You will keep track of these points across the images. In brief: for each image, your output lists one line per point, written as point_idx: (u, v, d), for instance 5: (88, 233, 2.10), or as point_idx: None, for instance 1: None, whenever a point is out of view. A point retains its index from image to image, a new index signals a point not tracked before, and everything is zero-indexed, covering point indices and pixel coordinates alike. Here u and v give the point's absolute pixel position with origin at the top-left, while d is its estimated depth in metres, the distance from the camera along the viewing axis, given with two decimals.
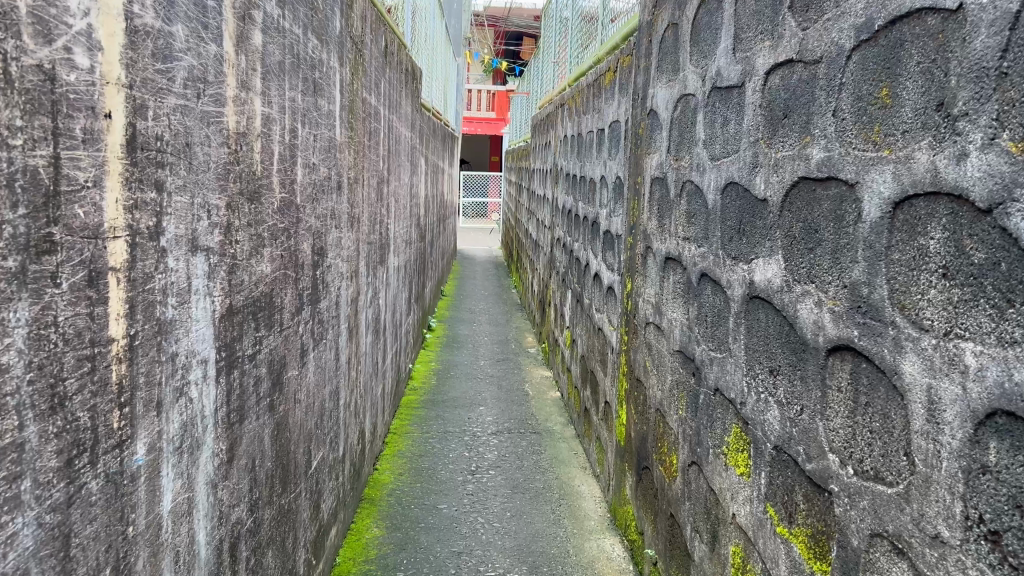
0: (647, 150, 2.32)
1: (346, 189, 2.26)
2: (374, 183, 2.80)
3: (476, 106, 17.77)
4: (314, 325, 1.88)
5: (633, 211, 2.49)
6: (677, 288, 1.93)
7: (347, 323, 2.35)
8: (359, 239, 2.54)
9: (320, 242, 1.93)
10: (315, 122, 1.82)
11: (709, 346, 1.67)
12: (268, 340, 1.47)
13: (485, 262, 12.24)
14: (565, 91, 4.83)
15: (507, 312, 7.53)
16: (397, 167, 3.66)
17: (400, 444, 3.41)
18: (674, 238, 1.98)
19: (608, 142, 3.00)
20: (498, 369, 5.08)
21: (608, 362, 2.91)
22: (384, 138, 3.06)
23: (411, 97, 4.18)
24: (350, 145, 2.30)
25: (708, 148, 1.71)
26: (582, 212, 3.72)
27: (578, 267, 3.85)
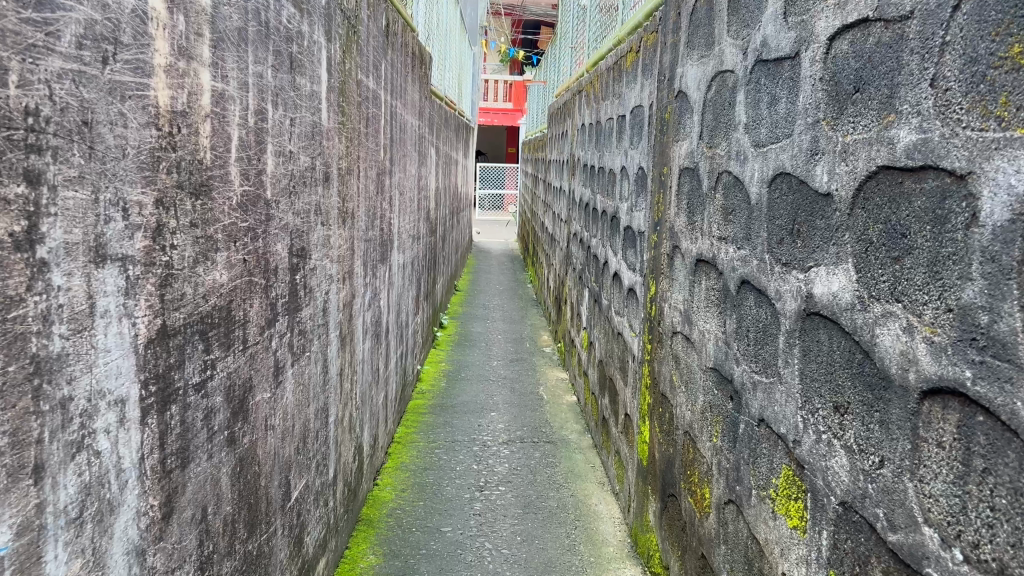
0: (674, 137, 2.06)
1: (337, 181, 2.03)
2: (373, 175, 2.56)
3: (493, 96, 17.49)
4: (293, 337, 1.65)
5: (658, 206, 2.24)
6: (711, 295, 1.68)
7: (339, 330, 2.12)
8: (354, 235, 2.30)
9: (302, 241, 1.69)
10: (293, 104, 1.58)
11: (751, 368, 1.41)
12: (225, 362, 1.23)
13: (500, 256, 11.98)
14: (583, 78, 4.56)
15: (522, 308, 7.28)
16: (403, 157, 3.42)
17: (403, 455, 3.17)
18: (707, 237, 1.72)
19: (630, 130, 2.74)
20: (511, 370, 4.84)
21: (629, 372, 2.65)
22: (385, 125, 2.81)
23: (419, 82, 3.94)
24: (342, 132, 2.07)
25: (751, 133, 1.46)
26: (601, 206, 3.46)
27: (596, 265, 3.59)
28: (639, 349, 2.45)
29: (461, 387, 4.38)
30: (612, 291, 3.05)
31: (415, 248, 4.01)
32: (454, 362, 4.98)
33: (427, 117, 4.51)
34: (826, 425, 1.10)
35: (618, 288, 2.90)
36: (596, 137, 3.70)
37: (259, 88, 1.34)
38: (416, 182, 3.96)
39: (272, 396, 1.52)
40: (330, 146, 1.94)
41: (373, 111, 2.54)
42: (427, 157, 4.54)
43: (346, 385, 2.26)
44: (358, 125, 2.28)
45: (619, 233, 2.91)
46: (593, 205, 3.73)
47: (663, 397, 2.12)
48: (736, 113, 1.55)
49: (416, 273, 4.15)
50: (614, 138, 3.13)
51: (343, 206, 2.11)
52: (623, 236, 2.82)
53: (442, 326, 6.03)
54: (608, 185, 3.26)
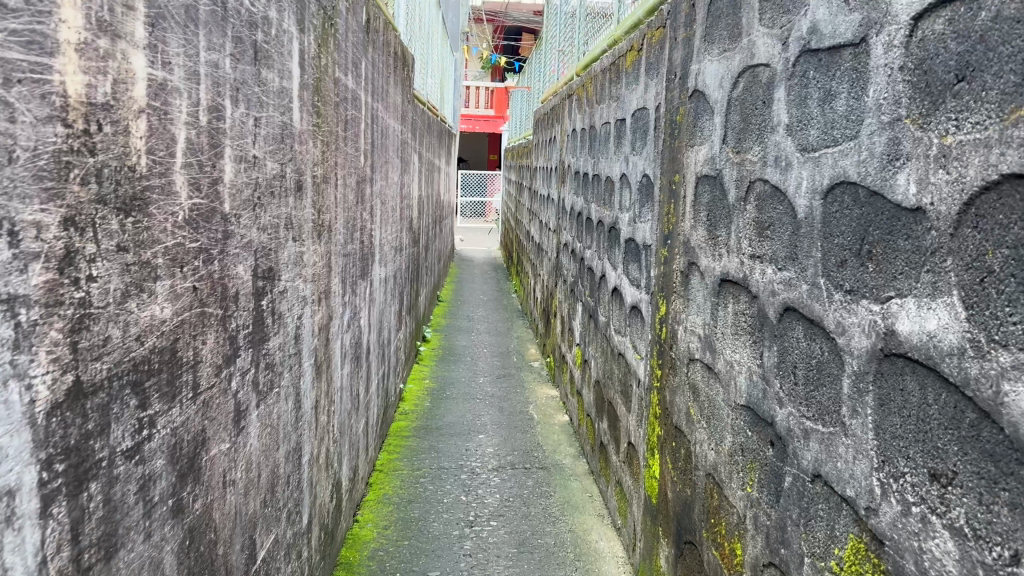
0: (690, 141, 1.85)
1: (312, 190, 1.80)
2: (351, 183, 2.33)
3: (474, 103, 17.27)
4: (259, 372, 1.42)
5: (669, 218, 2.02)
6: (742, 322, 1.47)
7: (314, 358, 1.89)
8: (331, 250, 2.07)
9: (270, 260, 1.46)
10: (257, 102, 1.35)
11: (800, 411, 1.20)
12: (170, 416, 1.00)
13: (485, 265, 11.75)
14: (573, 81, 4.35)
15: (508, 320, 7.05)
16: (385, 164, 3.19)
17: (386, 486, 2.93)
18: (735, 255, 1.51)
19: (633, 134, 2.52)
20: (499, 387, 4.61)
21: (633, 398, 2.43)
22: (365, 129, 2.58)
23: (402, 84, 3.71)
24: (317, 135, 1.84)
25: (796, 135, 1.25)
26: (596, 216, 3.25)
27: (591, 278, 3.38)
28: (646, 374, 2.23)
29: (446, 406, 4.15)
30: (610, 308, 2.83)
31: (397, 260, 3.78)
32: (439, 379, 4.75)
33: (410, 121, 4.28)
34: (918, 496, 0.89)
35: (619, 306, 2.69)
36: (590, 143, 3.48)
37: (215, 81, 1.12)
38: (398, 190, 3.73)
39: (233, 445, 1.29)
40: (304, 151, 1.71)
41: (353, 113, 2.32)
42: (409, 163, 4.31)
43: (323, 417, 2.03)
44: (335, 128, 2.06)
45: (619, 246, 2.69)
46: (587, 215, 3.52)
47: (677, 431, 1.91)
48: (774, 112, 1.34)
49: (398, 286, 3.92)
50: (612, 143, 2.92)
51: (318, 218, 1.89)
52: (624, 249, 2.60)
53: (425, 340, 5.79)
54: (605, 194, 3.05)
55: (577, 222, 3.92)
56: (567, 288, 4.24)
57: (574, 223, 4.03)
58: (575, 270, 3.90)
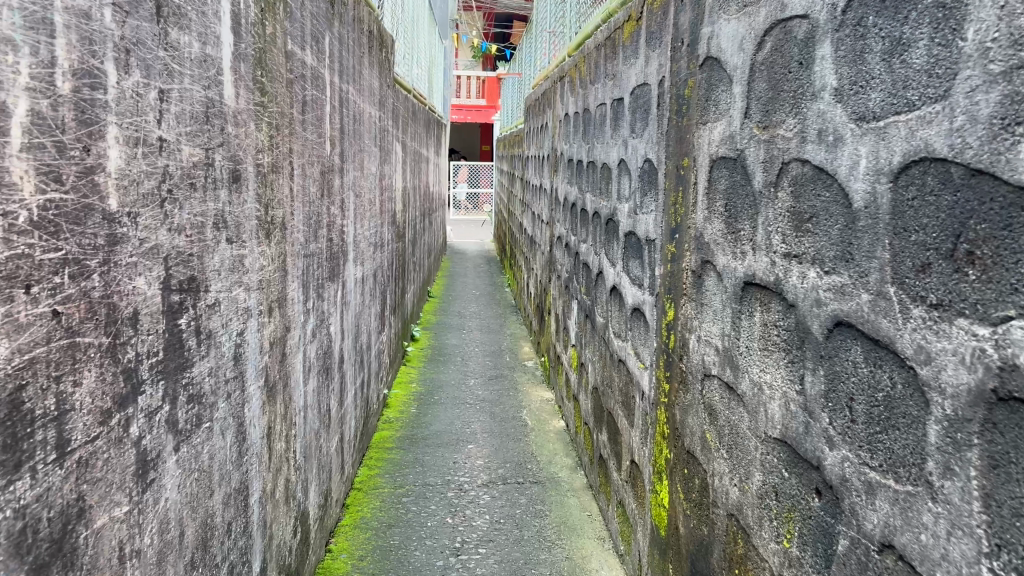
0: (702, 118, 1.58)
1: (256, 181, 1.52)
2: (313, 174, 2.05)
3: (465, 92, 16.95)
4: (178, 407, 1.15)
5: (678, 208, 1.75)
6: (774, 336, 1.20)
7: (265, 378, 1.62)
8: (287, 250, 1.79)
9: (193, 268, 1.19)
10: (167, 71, 1.07)
11: (859, 456, 0.93)
12: (10, 491, 0.73)
13: (478, 258, 11.47)
14: (565, 63, 4.06)
15: (501, 316, 6.77)
16: (359, 153, 2.91)
17: (364, 508, 2.66)
18: (762, 253, 1.25)
19: (633, 115, 2.25)
20: (490, 391, 4.33)
21: (636, 411, 2.16)
22: (332, 113, 2.31)
23: (379, 66, 3.42)
24: (264, 116, 1.57)
25: (850, 100, 0.98)
26: (592, 206, 2.98)
27: (586, 275, 3.10)
28: (652, 386, 1.96)
29: (434, 412, 3.87)
30: (610, 307, 2.56)
31: (377, 257, 3.50)
32: (427, 382, 4.47)
33: (390, 108, 3.99)
34: None
35: (619, 307, 2.41)
36: (584, 128, 3.21)
37: (87, 36, 0.84)
38: (377, 182, 3.45)
39: (138, 505, 1.02)
40: (244, 135, 1.44)
41: (314, 93, 2.04)
42: (391, 153, 4.02)
43: (280, 445, 1.76)
44: (289, 108, 1.78)
45: (619, 240, 2.41)
46: (582, 205, 3.24)
47: (690, 457, 1.64)
48: (817, 75, 1.06)
49: (380, 284, 3.64)
50: (609, 126, 2.65)
51: (267, 214, 1.61)
52: (624, 244, 2.32)
53: (413, 339, 5.51)
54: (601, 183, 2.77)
55: (571, 213, 3.65)
56: (561, 283, 3.96)
57: (568, 215, 3.75)
58: (570, 265, 3.62)
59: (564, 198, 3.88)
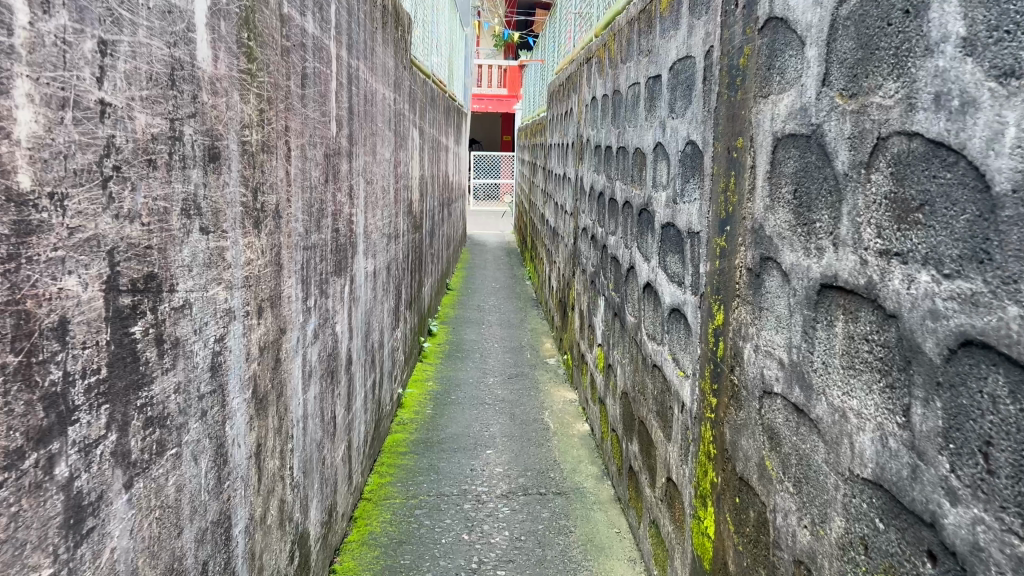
0: (763, 90, 1.35)
1: (242, 161, 1.31)
2: (314, 157, 1.83)
3: (486, 82, 16.71)
4: (131, 435, 0.94)
5: (731, 194, 1.52)
6: (866, 353, 0.97)
7: (253, 389, 1.40)
8: (282, 241, 1.58)
9: (152, 263, 0.98)
10: (112, 18, 0.86)
11: (1001, 522, 0.71)
12: None
13: (498, 250, 11.24)
14: (592, 44, 3.83)
15: (522, 310, 6.55)
16: (371, 137, 2.69)
17: (373, 522, 2.45)
18: (847, 250, 1.02)
19: (673, 93, 2.01)
20: (510, 390, 4.11)
21: (674, 424, 1.93)
22: (338, 90, 2.10)
23: (393, 45, 3.20)
24: (253, 86, 1.35)
25: (987, 52, 0.75)
26: (622, 196, 2.75)
27: (615, 269, 2.87)
28: (695, 399, 1.73)
29: (450, 413, 3.66)
30: (644, 306, 2.32)
31: (391, 250, 3.29)
32: (443, 380, 4.26)
33: (407, 91, 3.77)
34: None
35: (653, 307, 2.18)
36: (614, 111, 2.97)
37: None
38: (392, 168, 3.23)
39: (68, 563, 0.80)
40: (225, 107, 1.22)
41: (317, 67, 1.83)
42: (407, 139, 3.80)
43: (272, 463, 1.55)
44: (285, 80, 1.56)
45: (654, 233, 2.19)
46: (611, 193, 3.00)
47: (744, 486, 1.42)
48: (934, 22, 0.83)
49: (394, 277, 3.43)
50: (643, 107, 2.42)
51: (256, 201, 1.40)
52: (660, 238, 2.10)
53: (430, 334, 5.30)
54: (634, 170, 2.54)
55: (597, 204, 3.42)
56: (586, 277, 3.74)
57: (594, 205, 3.53)
58: (597, 258, 3.39)
59: (590, 187, 3.65)
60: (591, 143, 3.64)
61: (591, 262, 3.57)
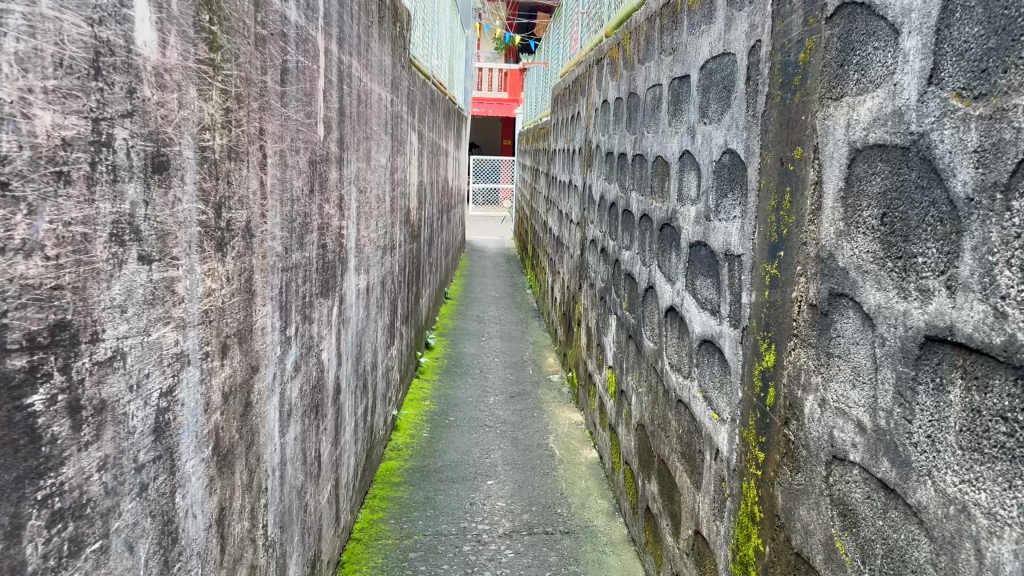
0: (835, 89, 1.11)
1: (200, 171, 1.07)
2: (297, 165, 1.60)
3: (486, 86, 16.48)
4: (26, 540, 0.70)
5: (787, 214, 1.28)
6: (1003, 436, 0.73)
7: (213, 444, 1.17)
8: (255, 264, 1.34)
9: (62, 308, 0.74)
10: None
11: None
12: None
13: (498, 256, 11.00)
14: (603, 44, 3.60)
15: (524, 321, 6.32)
16: (365, 142, 2.46)
17: (362, 569, 2.21)
18: (971, 295, 0.78)
19: (705, 95, 1.78)
20: (512, 411, 3.88)
21: (705, 472, 1.69)
22: (326, 89, 1.86)
23: (391, 42, 2.96)
24: (217, 80, 1.12)
25: None
26: (639, 207, 2.51)
27: (630, 287, 2.64)
28: (733, 449, 1.50)
29: (448, 437, 3.43)
30: (666, 332, 2.09)
31: (386, 263, 3.05)
32: (441, 398, 4.02)
33: (405, 92, 3.54)
34: None
35: (679, 335, 1.95)
36: (629, 116, 2.74)
37: None
38: (388, 175, 3.00)
39: None
40: (177, 105, 0.99)
41: (301, 62, 1.59)
42: (405, 144, 3.56)
43: (239, 526, 1.31)
44: (260, 75, 1.33)
45: (680, 252, 1.95)
46: (625, 205, 2.77)
47: (802, 565, 1.18)
48: None
49: (389, 292, 3.19)
50: (666, 112, 2.18)
51: (220, 219, 1.16)
52: (688, 258, 1.86)
53: (427, 347, 5.06)
54: (655, 180, 2.30)
55: (608, 215, 3.18)
56: (595, 293, 3.50)
57: (604, 217, 3.30)
58: (607, 274, 3.15)
59: (600, 197, 3.41)
60: (601, 150, 3.41)
61: (601, 277, 3.33)
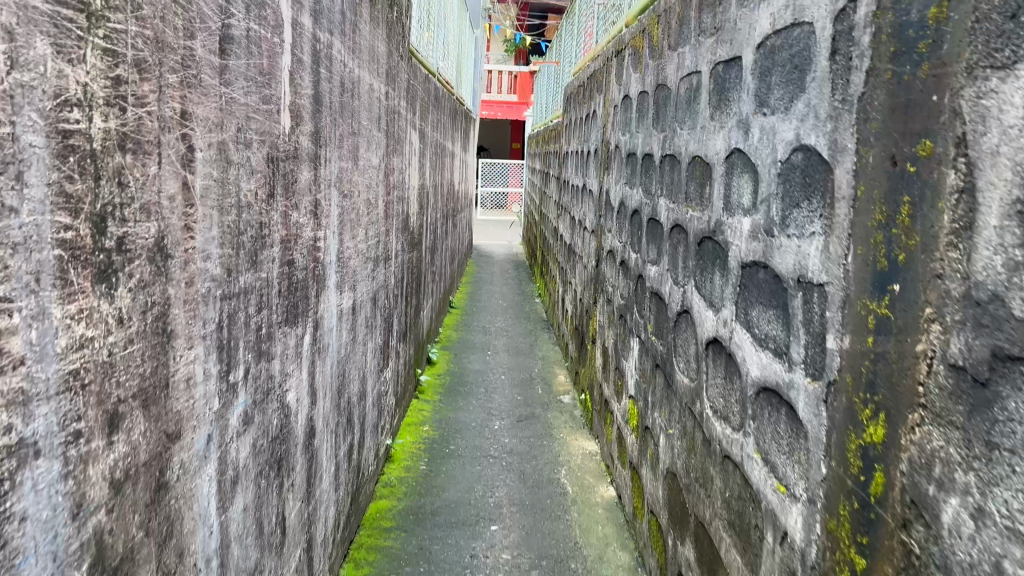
0: (1003, 53, 0.76)
1: (57, 168, 0.72)
2: (247, 163, 1.25)
3: (496, 87, 16.13)
4: None
5: (908, 234, 0.92)
6: None
7: (94, 560, 0.81)
8: (175, 295, 0.99)
9: None
10: None
11: None
12: None
13: (505, 263, 10.65)
14: (623, 33, 3.24)
15: (532, 333, 5.96)
16: (351, 138, 2.11)
17: None
18: None
19: (768, 80, 1.42)
20: (520, 438, 3.51)
21: (764, 555, 1.34)
22: (296, 70, 1.51)
23: (386, 26, 2.61)
24: (96, 35, 0.77)
25: None
26: (670, 217, 2.16)
27: (657, 308, 2.28)
28: (812, 540, 1.14)
29: (448, 470, 3.07)
30: (707, 370, 1.73)
31: (379, 276, 2.69)
32: (442, 423, 3.66)
33: (404, 85, 3.18)
34: None
35: (727, 376, 1.59)
36: (659, 111, 2.38)
37: None
38: (381, 176, 2.64)
39: None
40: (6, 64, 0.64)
41: (254, 31, 1.24)
42: (403, 142, 3.21)
43: None
44: (182, 38, 0.98)
45: (729, 274, 1.59)
46: (652, 213, 2.41)
47: None
48: None
49: (383, 309, 2.84)
50: (709, 103, 1.82)
51: (105, 237, 0.81)
52: (742, 282, 1.50)
53: (429, 363, 4.70)
54: (692, 184, 1.94)
55: (630, 225, 2.83)
56: (613, 310, 3.14)
57: (624, 225, 2.94)
58: (628, 290, 2.80)
59: (620, 203, 3.06)
60: (623, 151, 3.05)
61: (621, 294, 2.97)
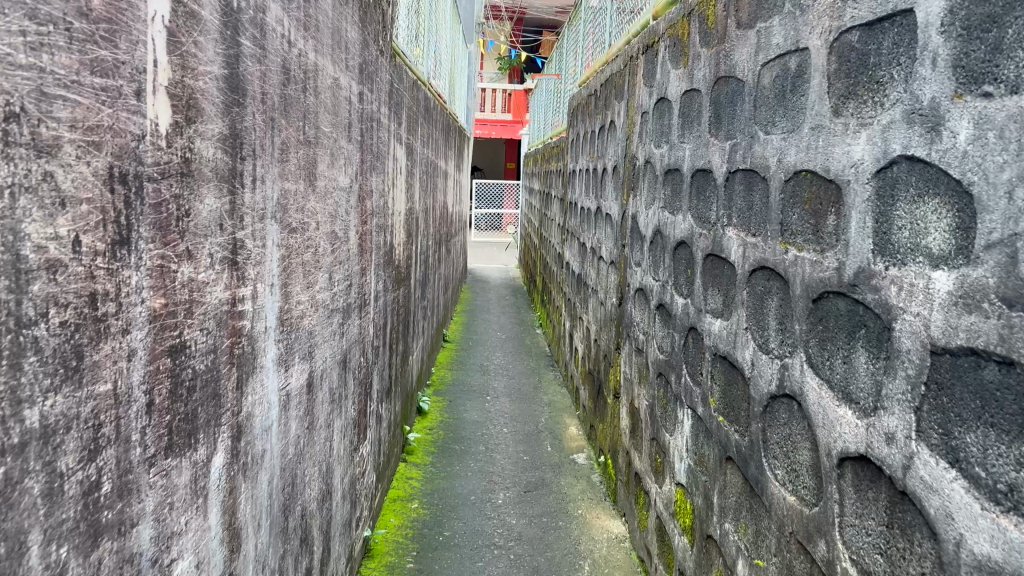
0: None
1: None
2: (49, 184, 0.65)
3: (490, 107, 15.59)
4: None
5: None
6: None
7: None
8: None
9: None
10: None
11: None
12: None
13: (501, 289, 10.04)
14: (655, 22, 2.65)
15: (535, 373, 5.33)
16: (303, 149, 1.50)
17: None
18: None
19: (997, 37, 0.82)
20: (529, 516, 2.89)
21: None
22: (185, 28, 0.91)
23: (358, 6, 2.02)
24: None
25: None
26: (749, 255, 1.56)
27: (726, 379, 1.68)
28: None
29: (442, 568, 2.44)
30: (843, 499, 1.13)
31: (351, 329, 2.09)
32: (435, 496, 3.03)
33: (386, 88, 2.59)
34: None
35: (895, 526, 0.99)
36: (723, 112, 1.79)
37: None
38: (354, 201, 2.04)
39: None
40: None
41: None
42: (385, 157, 2.62)
43: None
44: None
45: (897, 359, 0.99)
46: (712, 248, 1.81)
47: None
48: None
49: (359, 367, 2.23)
50: (829, 91, 1.22)
51: None
52: (936, 380, 0.90)
53: (419, 414, 4.07)
54: (796, 210, 1.34)
55: (671, 260, 2.23)
56: (646, 366, 2.54)
57: (662, 260, 2.34)
58: (671, 344, 2.20)
59: (655, 232, 2.46)
60: (657, 167, 2.45)
61: (657, 348, 2.37)
